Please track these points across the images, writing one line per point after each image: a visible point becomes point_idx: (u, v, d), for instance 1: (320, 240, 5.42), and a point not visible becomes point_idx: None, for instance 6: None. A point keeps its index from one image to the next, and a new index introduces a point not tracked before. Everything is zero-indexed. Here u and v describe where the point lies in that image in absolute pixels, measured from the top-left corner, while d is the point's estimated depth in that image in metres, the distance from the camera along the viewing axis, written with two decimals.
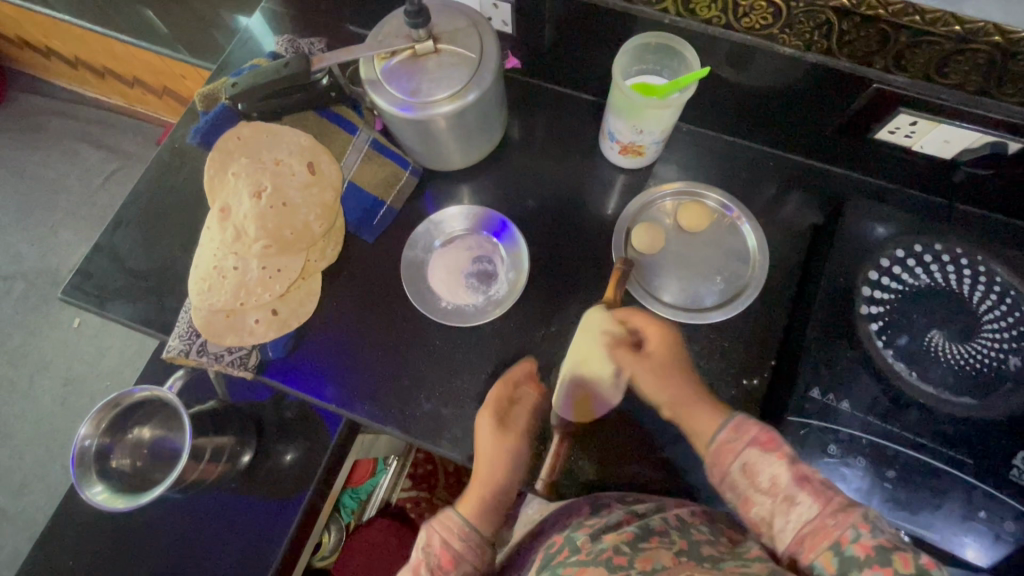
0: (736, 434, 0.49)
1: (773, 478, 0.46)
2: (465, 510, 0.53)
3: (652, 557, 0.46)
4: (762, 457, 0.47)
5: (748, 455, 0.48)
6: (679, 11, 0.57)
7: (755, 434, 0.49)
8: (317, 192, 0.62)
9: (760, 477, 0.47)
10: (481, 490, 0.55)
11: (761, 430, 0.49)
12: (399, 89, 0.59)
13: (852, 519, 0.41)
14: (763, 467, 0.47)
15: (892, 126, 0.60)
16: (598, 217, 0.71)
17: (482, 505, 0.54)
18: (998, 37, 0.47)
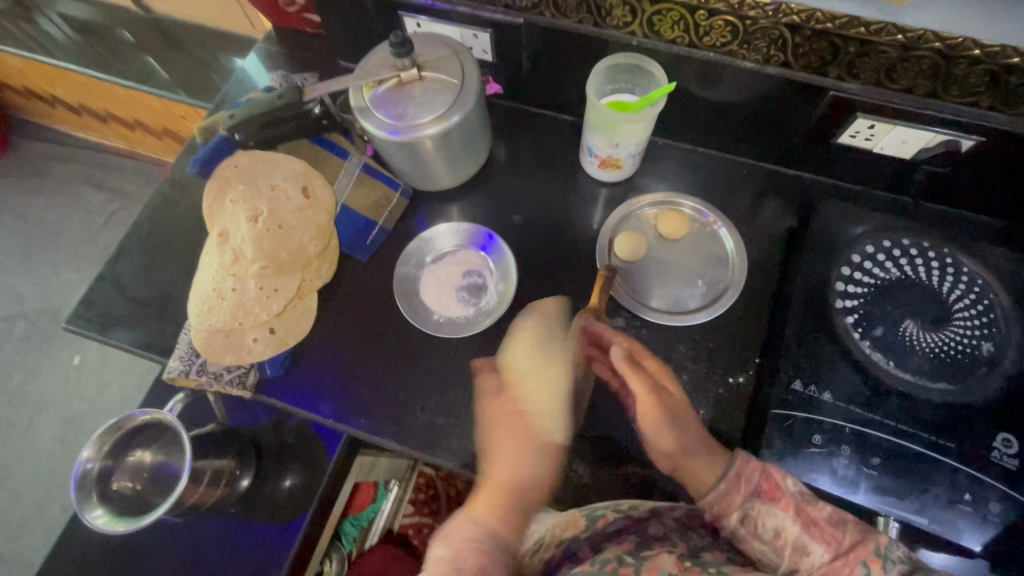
0: (735, 487, 0.51)
1: (777, 529, 0.49)
2: (482, 516, 0.52)
3: (655, 565, 0.49)
4: (763, 508, 0.50)
5: (750, 507, 0.51)
6: (646, 33, 0.62)
7: (755, 485, 0.51)
8: (311, 215, 0.65)
9: (761, 527, 0.50)
10: (505, 497, 0.54)
11: (761, 479, 0.51)
12: (387, 114, 0.63)
13: (863, 556, 0.45)
14: (765, 517, 0.50)
15: (852, 130, 0.63)
16: (583, 229, 0.74)
17: (498, 515, 0.53)
18: (937, 43, 0.51)
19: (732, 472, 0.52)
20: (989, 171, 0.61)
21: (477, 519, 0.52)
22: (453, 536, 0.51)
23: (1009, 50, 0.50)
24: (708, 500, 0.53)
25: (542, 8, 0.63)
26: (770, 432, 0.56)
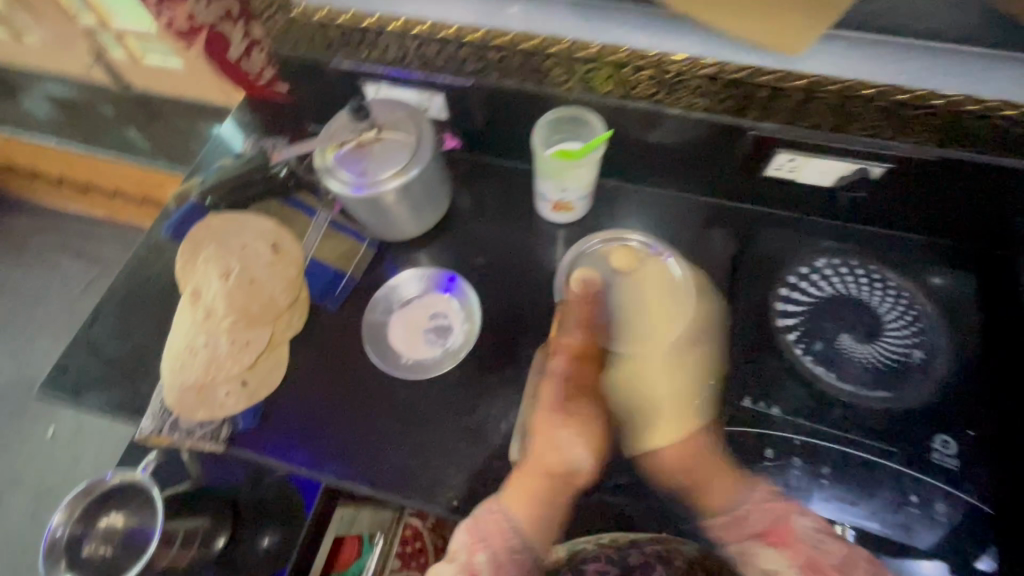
0: (744, 521, 0.55)
1: (776, 572, 0.52)
2: (518, 511, 0.57)
3: None
4: (764, 548, 0.53)
5: (750, 545, 0.54)
6: (582, 88, 0.68)
7: (765, 526, 0.54)
8: (280, 269, 0.69)
9: (762, 568, 0.53)
10: (536, 485, 0.58)
11: (766, 520, 0.54)
12: (350, 173, 0.68)
13: None
14: (764, 559, 0.53)
15: (776, 165, 0.69)
16: (543, 268, 0.78)
17: (534, 513, 0.57)
18: (834, 87, 0.59)
19: (749, 505, 0.55)
20: (901, 193, 0.67)
21: (513, 514, 0.57)
22: (488, 532, 0.56)
23: (892, 90, 0.57)
24: (718, 525, 0.56)
25: (488, 72, 0.70)
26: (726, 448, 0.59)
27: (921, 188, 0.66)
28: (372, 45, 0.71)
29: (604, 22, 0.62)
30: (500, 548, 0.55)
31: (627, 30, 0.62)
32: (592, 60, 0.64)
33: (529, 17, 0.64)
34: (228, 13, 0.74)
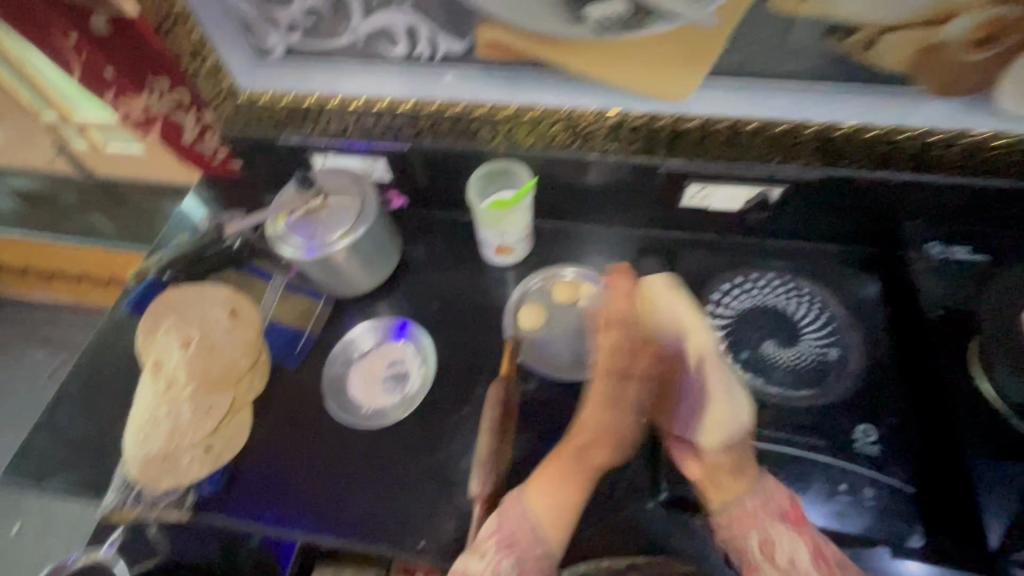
0: (761, 509, 0.58)
1: (792, 554, 0.56)
2: (537, 505, 0.61)
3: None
4: (782, 530, 0.57)
5: (770, 529, 0.57)
6: (509, 143, 0.76)
7: (782, 507, 0.58)
8: (239, 333, 0.72)
9: (776, 551, 0.56)
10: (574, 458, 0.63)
11: (788, 503, 0.58)
12: (301, 239, 0.73)
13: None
14: (782, 540, 0.56)
15: (689, 195, 0.76)
16: (492, 308, 0.83)
17: (557, 505, 0.61)
18: (724, 123, 0.66)
19: (764, 494, 0.58)
20: (801, 209, 0.75)
21: (528, 504, 0.61)
22: (517, 536, 0.59)
23: (770, 122, 0.65)
24: (732, 514, 0.59)
25: (423, 135, 0.77)
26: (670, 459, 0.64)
27: (817, 203, 0.74)
28: (314, 120, 0.78)
29: (512, 87, 0.68)
30: (524, 552, 0.59)
31: (533, 94, 0.68)
32: (513, 118, 0.72)
33: (446, 86, 0.70)
34: (181, 103, 0.80)
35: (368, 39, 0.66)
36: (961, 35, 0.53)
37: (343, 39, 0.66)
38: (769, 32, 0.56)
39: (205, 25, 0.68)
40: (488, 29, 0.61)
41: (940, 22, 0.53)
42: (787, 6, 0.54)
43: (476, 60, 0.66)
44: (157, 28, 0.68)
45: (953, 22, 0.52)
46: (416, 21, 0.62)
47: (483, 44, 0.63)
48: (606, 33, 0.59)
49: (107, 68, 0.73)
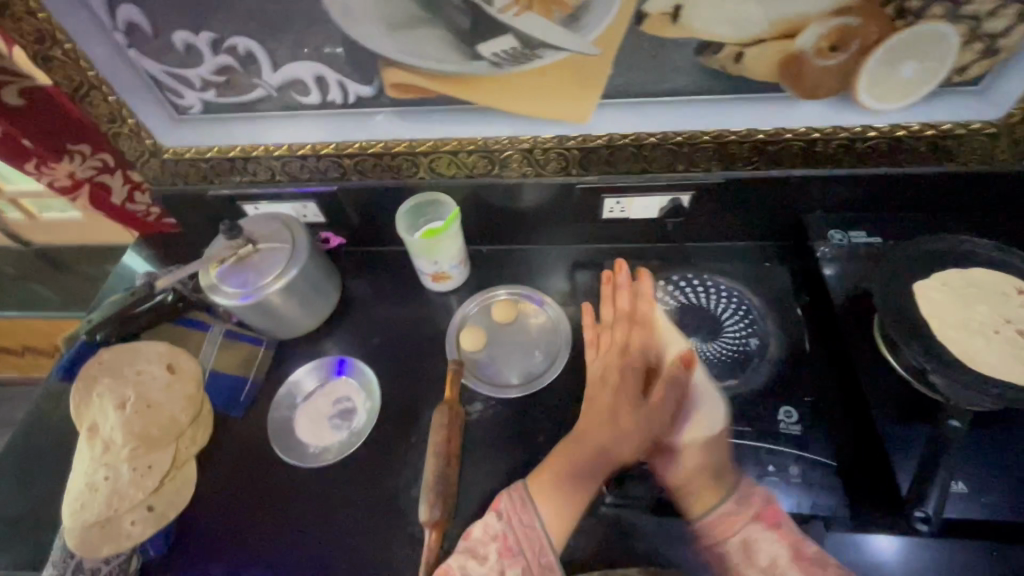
0: (738, 507, 0.56)
1: (773, 557, 0.53)
2: (542, 501, 0.59)
3: None
4: (763, 531, 0.54)
5: (750, 531, 0.54)
6: (431, 175, 0.79)
7: (757, 510, 0.56)
8: (178, 387, 0.72)
9: (758, 553, 0.53)
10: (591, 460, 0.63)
11: (763, 504, 0.56)
12: (234, 286, 0.74)
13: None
14: (763, 542, 0.53)
15: (608, 208, 0.81)
16: (435, 336, 0.84)
17: (559, 502, 0.60)
18: (626, 139, 0.71)
19: (739, 492, 0.57)
20: (713, 211, 0.80)
21: (542, 514, 0.58)
22: (523, 543, 0.56)
23: (666, 135, 0.70)
24: (711, 520, 0.56)
25: (349, 175, 0.80)
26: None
27: (724, 204, 0.79)
28: (242, 171, 0.80)
29: (426, 123, 0.71)
30: (533, 561, 0.55)
31: (447, 128, 0.72)
32: (431, 152, 0.75)
33: (363, 128, 0.73)
34: (105, 165, 0.81)
35: (280, 90, 0.68)
36: (812, 45, 0.59)
37: (256, 92, 0.69)
38: (648, 55, 0.61)
39: (120, 89, 0.69)
40: (392, 71, 0.65)
41: (792, 35, 0.59)
42: (659, 31, 0.59)
43: (387, 101, 0.69)
44: (71, 96, 0.69)
45: (803, 33, 0.58)
46: (323, 70, 0.65)
47: (390, 86, 0.67)
48: (502, 66, 0.63)
49: (24, 137, 0.74)
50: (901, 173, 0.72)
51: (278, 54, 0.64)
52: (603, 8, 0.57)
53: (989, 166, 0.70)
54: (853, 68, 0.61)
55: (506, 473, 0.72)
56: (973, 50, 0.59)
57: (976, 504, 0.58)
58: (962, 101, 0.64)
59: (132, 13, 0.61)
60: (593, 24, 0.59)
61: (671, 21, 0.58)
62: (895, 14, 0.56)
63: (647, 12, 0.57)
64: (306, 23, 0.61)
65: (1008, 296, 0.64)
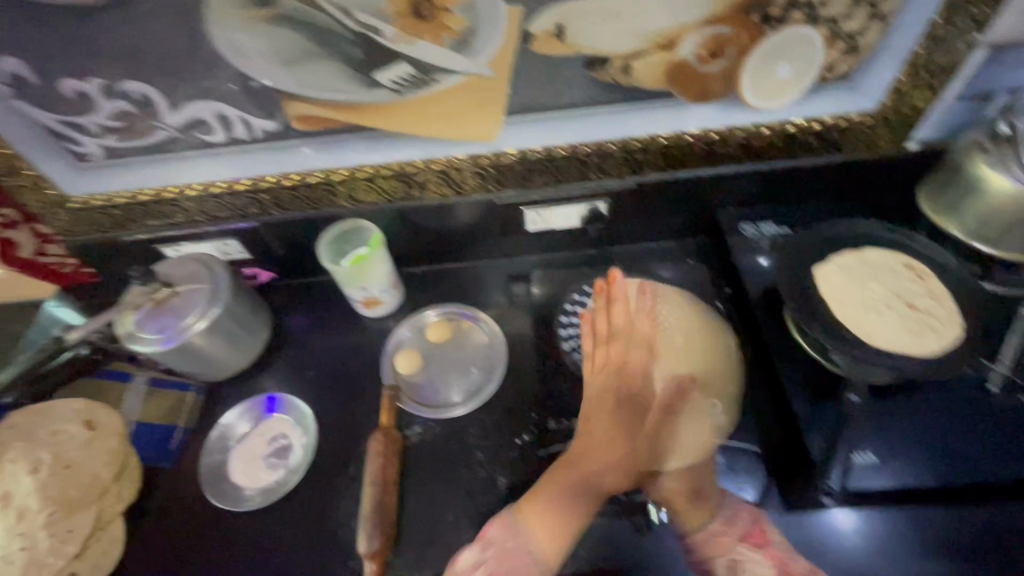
0: (727, 529, 0.61)
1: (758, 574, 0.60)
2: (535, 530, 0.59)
3: None
4: (749, 551, 0.61)
5: (737, 551, 0.61)
6: (351, 202, 0.79)
7: (744, 529, 0.62)
8: (99, 444, 0.69)
9: (742, 570, 0.60)
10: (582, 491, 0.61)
11: (750, 525, 0.62)
12: (154, 332, 0.72)
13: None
14: (748, 561, 0.60)
15: (531, 220, 0.82)
16: (370, 363, 0.84)
17: (552, 534, 0.59)
18: (536, 153, 0.73)
19: (726, 513, 0.62)
20: (632, 214, 0.82)
21: (530, 545, 0.59)
22: (511, 567, 0.58)
23: (574, 146, 0.73)
24: (700, 540, 0.61)
25: (269, 210, 0.79)
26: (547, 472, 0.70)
27: (641, 207, 0.81)
28: (157, 214, 0.79)
29: (338, 152, 0.72)
30: None
31: (361, 155, 0.72)
32: (348, 180, 0.75)
33: (274, 161, 0.73)
34: (10, 220, 0.77)
35: (183, 131, 0.68)
36: (692, 53, 0.63)
37: (159, 134, 0.68)
38: (542, 73, 0.64)
39: (14, 143, 0.67)
40: (295, 104, 0.65)
41: (672, 45, 0.62)
42: (548, 49, 0.62)
43: (295, 134, 0.69)
44: None
45: (682, 43, 0.62)
46: (224, 107, 0.65)
47: (295, 118, 0.67)
48: (402, 92, 0.64)
49: None
50: (799, 165, 0.76)
51: (175, 96, 0.63)
52: (490, 31, 0.60)
53: (874, 152, 0.75)
54: (734, 71, 0.65)
55: (447, 494, 0.71)
56: (838, 49, 0.64)
57: (886, 475, 0.61)
58: (839, 95, 0.69)
59: (16, 65, 0.60)
60: (484, 47, 0.61)
61: (557, 39, 0.61)
62: (762, 21, 0.61)
63: (533, 32, 0.60)
64: (198, 63, 0.61)
65: (898, 272, 0.68)
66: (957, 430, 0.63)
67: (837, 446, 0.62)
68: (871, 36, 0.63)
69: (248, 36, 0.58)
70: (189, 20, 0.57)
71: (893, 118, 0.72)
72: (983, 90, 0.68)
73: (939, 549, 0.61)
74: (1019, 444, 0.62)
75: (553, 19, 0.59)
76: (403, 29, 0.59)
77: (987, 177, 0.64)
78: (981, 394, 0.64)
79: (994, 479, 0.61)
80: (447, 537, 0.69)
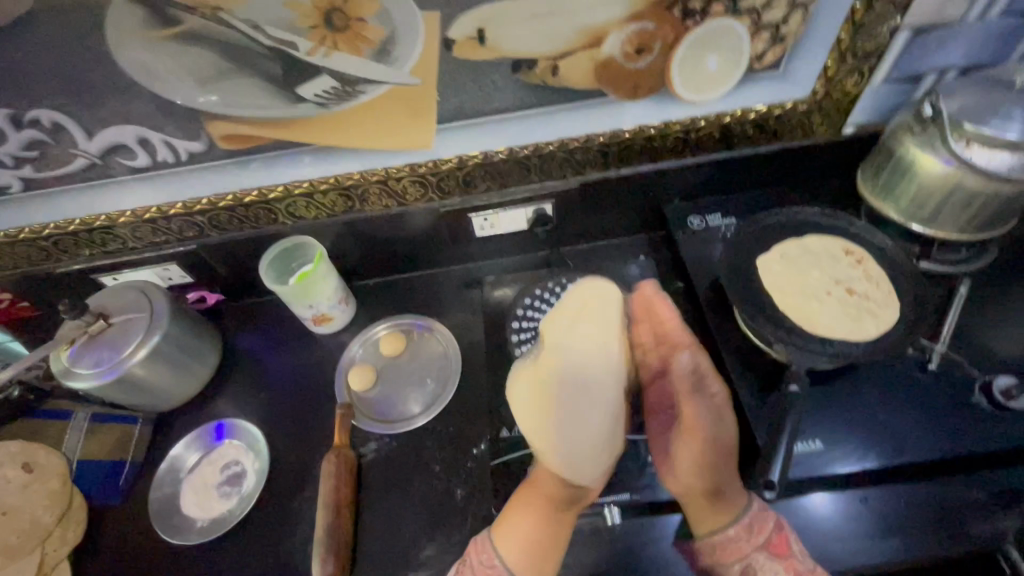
0: (747, 535, 0.57)
1: None
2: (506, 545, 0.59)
3: None
4: (766, 559, 0.57)
5: (755, 558, 0.57)
6: (291, 219, 0.77)
7: (767, 537, 0.57)
8: (39, 487, 0.67)
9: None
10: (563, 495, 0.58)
11: (773, 535, 0.57)
12: (90, 366, 0.69)
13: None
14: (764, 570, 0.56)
15: (478, 226, 0.80)
16: (323, 382, 0.82)
17: (526, 542, 0.58)
18: (475, 159, 0.72)
19: (749, 519, 0.58)
20: (579, 214, 0.82)
21: (503, 555, 0.58)
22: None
23: (512, 148, 0.71)
24: (710, 546, 0.58)
25: (207, 232, 0.77)
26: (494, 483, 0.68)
27: (588, 206, 0.80)
28: (90, 243, 0.75)
29: (270, 170, 0.70)
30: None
31: (294, 171, 0.70)
32: (285, 197, 0.74)
33: (204, 182, 0.70)
34: None
35: (103, 157, 0.65)
36: (618, 51, 0.62)
37: (77, 162, 0.65)
38: (467, 78, 0.63)
39: None
40: (218, 124, 0.63)
41: (596, 43, 0.62)
42: (471, 55, 0.61)
43: (223, 154, 0.67)
44: None
45: (606, 42, 0.62)
46: (143, 131, 0.63)
47: (219, 138, 0.65)
48: (328, 105, 0.63)
49: None
50: (740, 154, 0.76)
51: (89, 122, 0.61)
52: (409, 38, 0.59)
53: (812, 138, 0.76)
54: (662, 67, 0.65)
55: (403, 510, 0.70)
56: (763, 39, 0.64)
57: (831, 461, 0.61)
58: (771, 85, 0.69)
59: None
60: (406, 56, 0.60)
61: (479, 44, 0.60)
62: (683, 15, 0.61)
63: (453, 37, 0.59)
64: (109, 88, 0.58)
65: (837, 258, 0.70)
66: (899, 411, 0.63)
67: (779, 436, 0.59)
68: (794, 25, 0.63)
69: (159, 57, 0.57)
70: (93, 45, 0.55)
71: (827, 104, 0.72)
72: (910, 73, 0.69)
73: (883, 531, 0.60)
74: (960, 421, 0.62)
75: (471, 24, 0.58)
76: (319, 42, 0.58)
77: (919, 158, 0.65)
78: (922, 373, 0.65)
79: (935, 459, 0.61)
80: (404, 555, 0.68)
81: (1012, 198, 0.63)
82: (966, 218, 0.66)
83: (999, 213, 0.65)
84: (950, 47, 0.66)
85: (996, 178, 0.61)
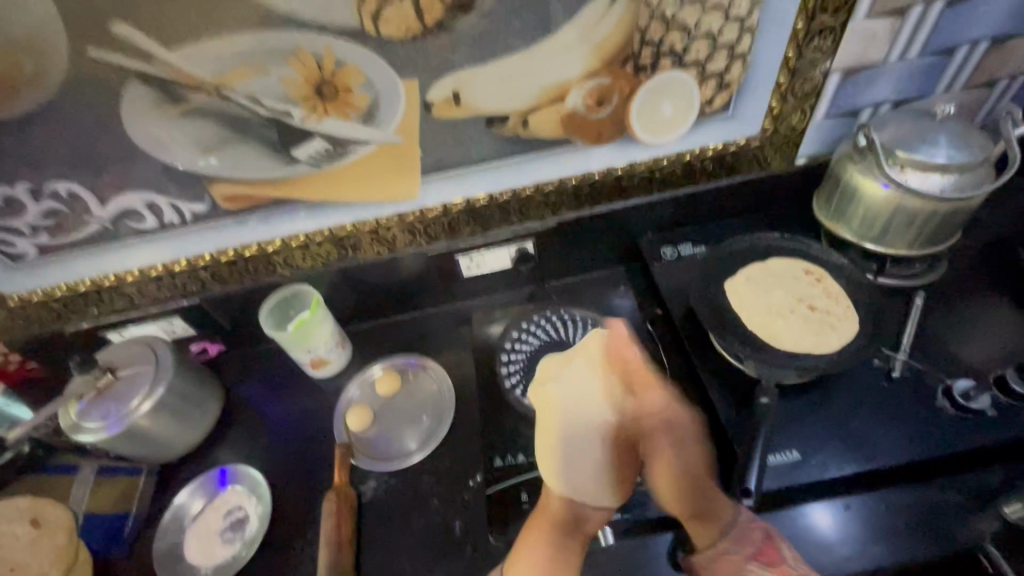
0: None
1: None
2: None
3: None
4: None
5: None
6: (288, 269, 0.81)
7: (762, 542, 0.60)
8: (47, 540, 0.67)
9: None
10: (553, 520, 0.56)
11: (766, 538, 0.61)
12: (100, 419, 0.72)
13: None
14: None
15: (465, 266, 0.85)
16: (322, 425, 0.84)
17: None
18: (459, 205, 0.78)
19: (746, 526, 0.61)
20: (560, 251, 0.87)
21: None
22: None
23: (492, 194, 0.77)
24: None
25: (209, 285, 0.81)
26: (493, 512, 0.71)
27: (567, 242, 0.85)
28: (98, 302, 0.79)
29: (265, 225, 0.75)
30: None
31: (290, 225, 0.76)
32: (282, 249, 0.78)
33: (204, 238, 0.75)
34: None
35: (114, 222, 0.71)
36: (581, 104, 0.70)
37: (91, 228, 0.71)
38: (446, 135, 0.70)
39: None
40: (220, 186, 0.69)
41: (560, 98, 0.69)
42: (448, 114, 0.68)
43: (224, 213, 0.73)
44: None
45: (570, 96, 0.69)
46: (152, 196, 0.69)
47: (221, 199, 0.71)
48: (320, 164, 0.69)
49: None
50: (702, 187, 0.82)
51: (103, 191, 0.67)
52: (391, 102, 0.66)
53: (766, 170, 0.82)
54: (623, 115, 0.72)
55: (401, 545, 0.72)
56: (710, 86, 0.71)
57: (810, 470, 0.64)
58: (722, 126, 0.76)
59: None
60: (389, 118, 0.67)
61: (454, 103, 0.67)
62: (636, 70, 0.68)
63: (432, 98, 0.66)
64: (123, 158, 0.64)
65: (799, 278, 0.76)
66: (870, 419, 0.67)
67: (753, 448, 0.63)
68: (736, 72, 0.71)
69: (169, 131, 0.63)
70: (108, 123, 0.61)
71: (777, 138, 0.79)
72: (846, 109, 0.76)
73: (867, 536, 0.62)
74: (927, 424, 0.66)
75: (447, 87, 0.66)
76: (311, 111, 0.65)
77: (862, 183, 0.71)
78: (888, 382, 0.69)
79: (905, 464, 0.64)
80: None
81: (950, 215, 0.69)
82: (913, 234, 0.71)
83: (940, 230, 0.71)
84: (878, 84, 0.74)
85: (932, 198, 0.66)
